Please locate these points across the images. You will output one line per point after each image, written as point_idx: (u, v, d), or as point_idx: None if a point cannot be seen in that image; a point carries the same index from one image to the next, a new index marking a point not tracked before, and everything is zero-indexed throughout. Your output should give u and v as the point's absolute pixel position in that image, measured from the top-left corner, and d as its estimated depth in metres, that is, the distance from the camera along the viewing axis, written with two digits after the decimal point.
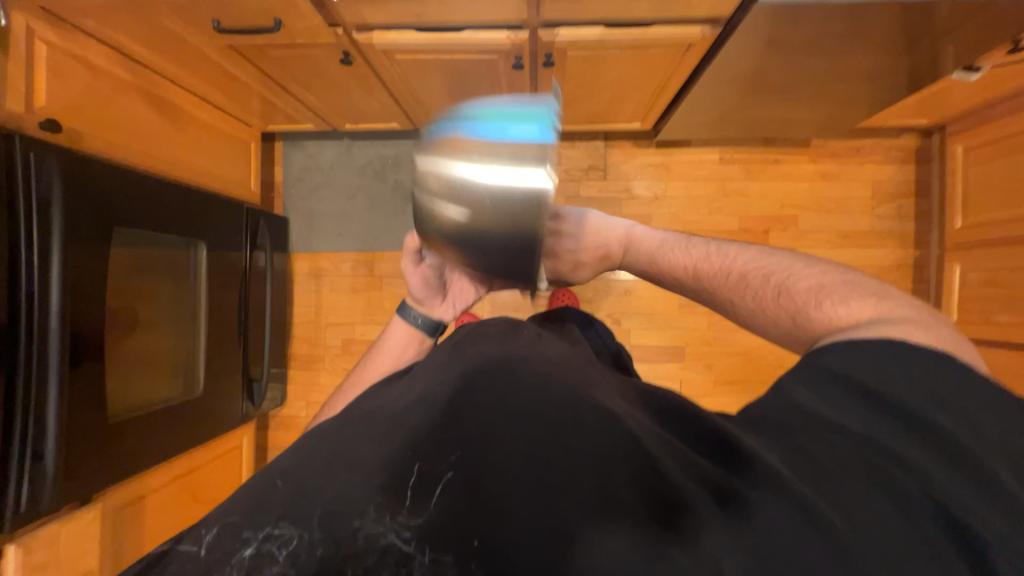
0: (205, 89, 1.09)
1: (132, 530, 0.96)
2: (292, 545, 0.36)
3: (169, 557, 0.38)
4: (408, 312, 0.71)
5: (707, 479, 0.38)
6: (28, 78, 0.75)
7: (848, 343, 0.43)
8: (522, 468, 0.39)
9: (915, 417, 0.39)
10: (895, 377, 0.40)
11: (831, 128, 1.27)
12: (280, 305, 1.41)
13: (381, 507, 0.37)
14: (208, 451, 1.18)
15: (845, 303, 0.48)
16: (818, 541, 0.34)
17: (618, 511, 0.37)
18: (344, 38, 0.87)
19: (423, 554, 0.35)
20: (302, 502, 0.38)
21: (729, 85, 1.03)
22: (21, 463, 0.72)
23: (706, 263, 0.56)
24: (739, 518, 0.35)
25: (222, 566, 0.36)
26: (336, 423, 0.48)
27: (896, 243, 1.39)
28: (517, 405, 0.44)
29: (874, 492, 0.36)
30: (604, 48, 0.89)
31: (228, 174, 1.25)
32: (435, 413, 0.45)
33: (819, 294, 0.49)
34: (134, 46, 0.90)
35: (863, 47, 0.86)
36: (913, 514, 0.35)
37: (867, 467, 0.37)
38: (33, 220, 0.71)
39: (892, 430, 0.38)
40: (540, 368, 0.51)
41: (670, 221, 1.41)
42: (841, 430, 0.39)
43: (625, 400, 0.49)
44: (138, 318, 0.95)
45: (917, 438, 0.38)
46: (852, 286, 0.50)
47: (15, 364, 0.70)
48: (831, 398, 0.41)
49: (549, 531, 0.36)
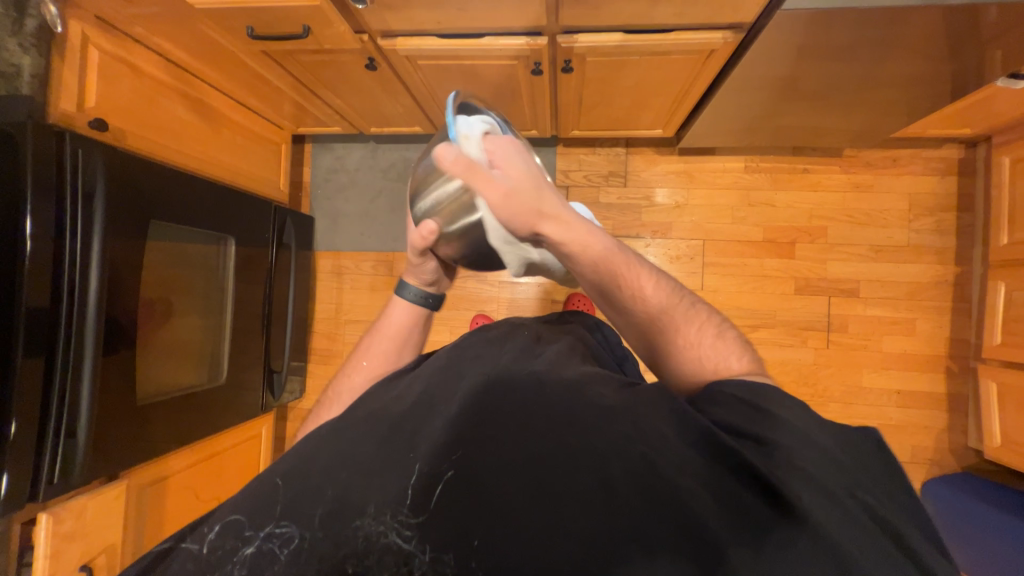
0: (241, 93, 1.14)
1: (154, 509, 1.00)
2: (293, 545, 0.40)
3: (176, 553, 0.43)
4: (402, 288, 0.70)
5: (699, 477, 0.39)
6: (81, 80, 0.81)
7: (737, 380, 0.46)
8: (516, 473, 0.41)
9: (812, 432, 0.41)
10: (792, 409, 0.43)
11: (865, 137, 1.22)
12: (302, 300, 1.46)
13: (379, 508, 0.41)
14: (229, 438, 1.23)
15: (736, 362, 0.50)
16: (804, 546, 0.34)
17: (605, 519, 0.38)
18: (369, 44, 0.90)
19: (423, 552, 0.39)
20: (302, 503, 0.42)
21: (755, 92, 1.00)
22: (56, 440, 0.77)
23: (651, 295, 0.52)
24: (732, 519, 0.36)
25: (224, 565, 0.40)
26: (338, 419, 0.50)
27: (934, 259, 1.32)
28: (514, 405, 0.46)
29: (815, 491, 0.37)
30: (624, 54, 0.89)
31: (259, 173, 1.31)
32: (436, 415, 0.48)
33: (720, 343, 0.52)
34: (176, 52, 0.95)
35: (898, 53, 0.83)
36: (848, 507, 0.36)
37: (802, 471, 0.38)
38: (78, 211, 0.77)
39: (807, 438, 0.40)
40: (536, 368, 0.51)
41: (691, 229, 1.38)
42: (801, 442, 0.40)
43: (615, 386, 0.49)
44: (173, 307, 1.01)
45: (825, 448, 0.40)
46: (740, 343, 0.53)
47: (55, 348, 0.76)
48: (755, 408, 0.43)
49: (548, 529, 0.38)
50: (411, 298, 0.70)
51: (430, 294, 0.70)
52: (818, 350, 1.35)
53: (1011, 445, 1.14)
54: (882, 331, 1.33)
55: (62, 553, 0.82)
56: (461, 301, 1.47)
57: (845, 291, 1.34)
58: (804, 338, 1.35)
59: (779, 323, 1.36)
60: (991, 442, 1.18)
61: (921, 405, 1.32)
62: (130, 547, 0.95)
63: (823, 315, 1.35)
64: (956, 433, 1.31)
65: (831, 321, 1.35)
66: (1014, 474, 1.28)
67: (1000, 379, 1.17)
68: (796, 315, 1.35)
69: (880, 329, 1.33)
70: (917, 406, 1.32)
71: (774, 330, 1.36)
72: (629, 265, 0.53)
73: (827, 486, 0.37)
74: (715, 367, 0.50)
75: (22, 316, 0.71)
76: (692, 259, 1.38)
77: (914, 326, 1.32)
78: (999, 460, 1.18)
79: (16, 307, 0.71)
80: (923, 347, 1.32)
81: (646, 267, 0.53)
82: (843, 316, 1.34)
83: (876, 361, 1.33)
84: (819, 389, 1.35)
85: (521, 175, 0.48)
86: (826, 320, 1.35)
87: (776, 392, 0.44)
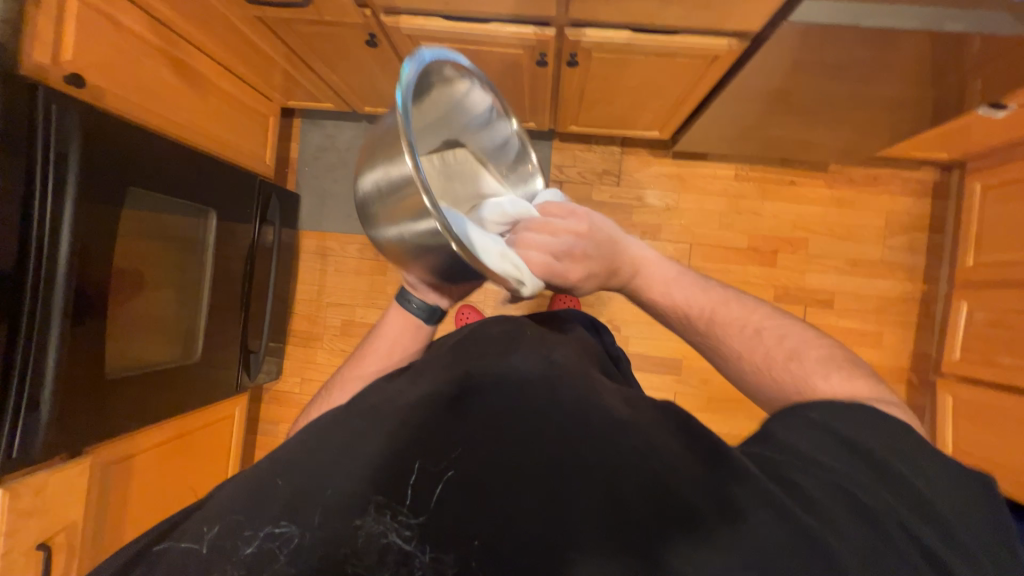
0: (230, 59, 1.09)
1: (118, 488, 0.97)
2: (292, 545, 0.38)
3: (174, 551, 0.41)
4: (405, 297, 0.68)
5: (715, 489, 0.40)
6: (57, 31, 0.76)
7: (821, 402, 0.46)
8: (526, 476, 0.41)
9: (889, 463, 0.41)
10: (881, 439, 0.43)
11: (850, 154, 1.26)
12: (283, 280, 1.42)
13: (380, 507, 0.39)
14: (200, 418, 1.19)
15: (833, 383, 0.49)
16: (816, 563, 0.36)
17: (614, 524, 0.38)
18: (371, 19, 0.87)
19: (423, 553, 0.38)
20: (302, 502, 0.40)
21: (754, 102, 1.02)
22: (15, 413, 0.73)
23: (734, 318, 0.57)
24: (745, 537, 0.37)
25: (222, 566, 0.38)
26: (334, 413, 0.48)
27: (904, 275, 1.38)
28: (523, 406, 0.45)
29: (867, 524, 0.38)
30: (630, 52, 0.89)
31: (244, 145, 1.26)
32: (433, 408, 0.45)
33: (822, 361, 0.51)
34: (164, 9, 0.90)
35: (890, 75, 0.86)
36: (902, 546, 0.37)
37: (859, 504, 0.39)
38: (48, 172, 0.72)
39: (874, 469, 0.41)
40: (545, 369, 0.50)
41: (679, 232, 1.41)
42: (827, 466, 0.41)
43: (623, 401, 0.49)
44: (146, 279, 0.96)
45: (893, 481, 0.41)
46: (850, 365, 0.51)
47: (17, 315, 0.71)
48: (833, 436, 0.43)
49: (554, 536, 0.38)
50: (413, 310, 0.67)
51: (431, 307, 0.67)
52: None
53: (960, 454, 1.21)
54: (851, 341, 1.39)
55: (19, 531, 0.78)
56: None
57: (820, 301, 1.40)
58: None
59: None
60: (943, 451, 1.26)
61: None
62: (92, 527, 0.91)
63: (798, 323, 1.40)
64: None
65: None
66: None
67: (955, 392, 1.24)
68: None
69: (850, 340, 1.39)
70: None
71: None
72: (717, 296, 0.59)
73: (883, 521, 0.38)
74: (811, 390, 0.50)
75: None
76: (677, 262, 1.41)
77: (881, 339, 1.39)
78: None
79: None
80: (887, 359, 1.39)
81: (723, 300, 0.59)
82: (816, 326, 1.40)
83: None
84: None
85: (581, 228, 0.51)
86: None
87: (832, 411, 0.45)
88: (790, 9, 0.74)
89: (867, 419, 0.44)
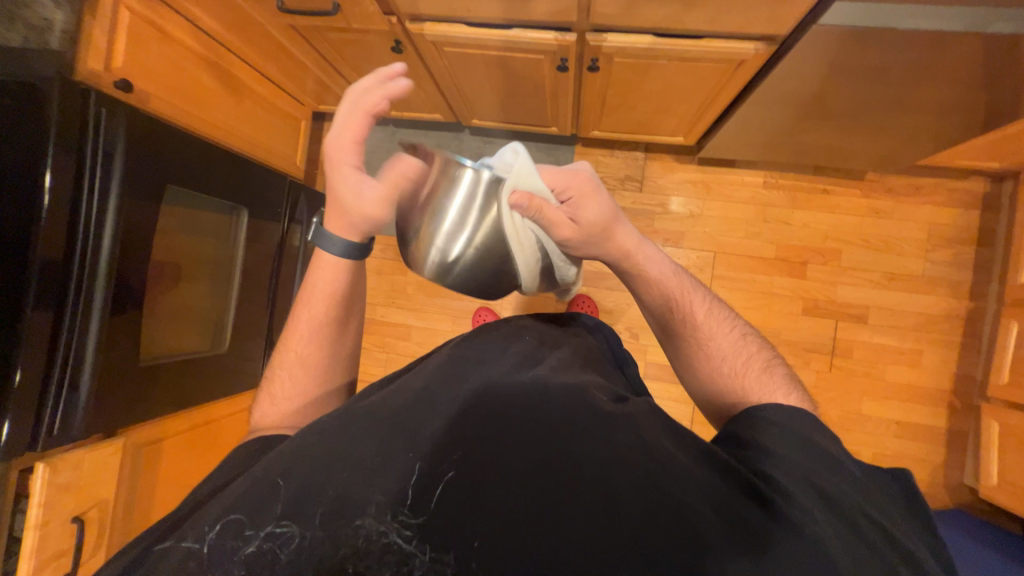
0: (266, 65, 1.14)
1: (146, 469, 1.02)
2: (291, 546, 0.39)
3: (171, 551, 0.41)
4: (325, 241, 0.61)
5: (708, 497, 0.40)
6: (110, 39, 0.81)
7: (777, 407, 0.49)
8: (523, 480, 0.41)
9: (839, 462, 0.44)
10: (824, 439, 0.46)
11: (890, 162, 1.20)
12: (309, 277, 1.47)
13: (380, 508, 0.41)
14: (227, 407, 1.24)
15: (783, 397, 0.52)
16: (798, 558, 0.37)
17: (614, 534, 0.38)
18: (396, 26, 0.90)
19: (422, 554, 0.38)
20: (302, 503, 0.41)
21: (783, 108, 0.99)
22: (58, 393, 0.79)
23: (703, 321, 0.59)
24: (734, 535, 0.38)
25: (219, 565, 0.39)
26: (338, 412, 0.51)
27: (947, 292, 1.30)
28: (516, 410, 0.46)
29: (835, 519, 0.39)
30: (652, 57, 0.88)
31: (277, 147, 1.32)
32: (433, 411, 0.48)
33: (767, 374, 0.55)
34: (206, 19, 0.95)
35: (935, 79, 0.81)
36: (870, 535, 0.39)
37: (823, 496, 0.41)
38: (96, 170, 0.77)
39: (831, 467, 0.44)
40: (539, 373, 0.52)
41: (703, 240, 1.37)
42: (799, 463, 0.43)
43: (611, 396, 0.50)
44: (181, 273, 1.02)
45: (846, 477, 0.43)
46: (799, 388, 0.55)
47: (63, 302, 0.77)
48: (791, 437, 0.45)
49: (552, 544, 0.38)
50: (340, 251, 0.61)
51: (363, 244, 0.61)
52: (820, 373, 1.34)
53: (1006, 486, 1.12)
54: (886, 359, 1.32)
55: (55, 504, 0.83)
56: (466, 292, 1.47)
57: (853, 316, 1.33)
58: (807, 359, 1.34)
59: (783, 342, 1.34)
60: (987, 482, 1.17)
61: (920, 438, 1.31)
62: (121, 504, 0.96)
63: (828, 338, 1.33)
64: (952, 469, 1.29)
65: (835, 344, 1.33)
66: (1006, 515, 1.27)
67: (1003, 419, 1.15)
68: (801, 336, 1.34)
69: (885, 358, 1.32)
70: (915, 438, 1.31)
71: (778, 349, 1.34)
72: (688, 295, 0.61)
73: (847, 512, 0.40)
74: (760, 399, 0.53)
75: (35, 267, 0.73)
76: (700, 270, 1.37)
77: (920, 358, 1.31)
78: (992, 499, 1.16)
79: (30, 258, 0.72)
80: (927, 380, 1.31)
81: (702, 299, 0.61)
82: (848, 341, 1.33)
83: (878, 390, 1.32)
84: (818, 413, 1.33)
85: (573, 181, 0.57)
86: (831, 343, 1.33)
87: (786, 411, 0.48)
88: (822, 11, 0.72)
89: (816, 428, 0.48)
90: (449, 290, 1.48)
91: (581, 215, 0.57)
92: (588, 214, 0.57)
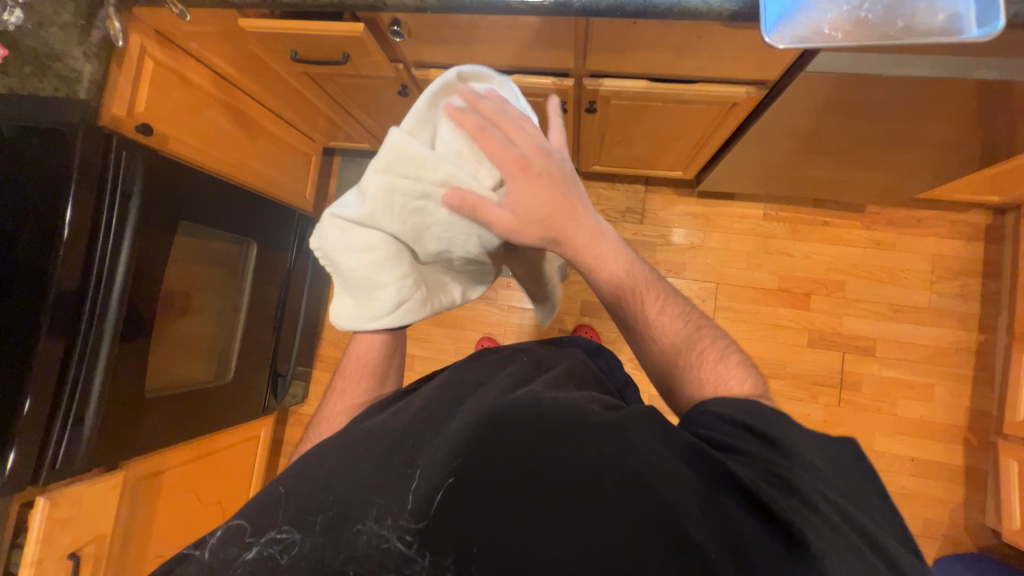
0: (279, 106, 1.20)
1: (145, 502, 1.01)
2: (293, 550, 0.43)
3: (179, 559, 0.46)
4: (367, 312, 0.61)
5: (693, 497, 0.41)
6: (134, 88, 0.87)
7: (729, 400, 0.47)
8: (516, 486, 0.44)
9: (800, 451, 0.44)
10: (796, 436, 0.45)
11: (889, 195, 1.21)
12: (315, 306, 1.49)
13: (380, 514, 0.44)
14: (229, 436, 1.24)
15: (736, 386, 0.50)
16: (764, 545, 0.39)
17: (597, 535, 0.41)
18: (403, 72, 0.95)
19: (422, 557, 0.42)
20: (303, 512, 0.45)
21: (780, 142, 1.01)
22: (65, 424, 0.80)
23: (652, 301, 0.54)
24: (707, 526, 0.40)
25: (225, 568, 0.44)
26: (337, 432, 0.52)
27: (956, 324, 1.28)
28: (511, 422, 0.46)
29: (804, 510, 0.40)
30: (647, 99, 0.91)
31: (288, 182, 1.36)
32: (433, 429, 0.50)
33: (721, 363, 0.52)
34: (225, 67, 1.01)
35: (928, 116, 0.83)
36: (848, 533, 0.39)
37: (792, 488, 0.41)
38: (114, 209, 0.81)
39: (789, 455, 0.44)
40: (534, 388, 0.51)
41: (704, 271, 1.38)
42: (763, 457, 0.43)
43: (604, 408, 0.49)
44: (192, 302, 1.05)
45: (808, 465, 0.43)
46: (753, 375, 0.53)
47: (76, 336, 0.79)
48: (756, 435, 0.44)
49: (539, 543, 0.42)
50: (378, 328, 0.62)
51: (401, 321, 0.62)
52: (829, 407, 1.31)
53: None
54: (896, 393, 1.29)
55: (54, 538, 0.83)
56: (469, 322, 1.48)
57: (860, 348, 1.31)
58: (815, 393, 1.31)
59: (789, 375, 1.32)
60: (1010, 525, 1.11)
61: (935, 475, 1.26)
62: (119, 538, 0.96)
63: (835, 370, 1.31)
64: (972, 510, 1.24)
65: (843, 377, 1.31)
66: None
67: (1022, 458, 1.10)
68: (807, 368, 1.32)
69: (896, 392, 1.29)
70: (931, 476, 1.26)
71: (784, 382, 1.32)
72: (647, 286, 0.55)
73: (817, 505, 0.40)
74: (716, 388, 0.51)
75: (50, 300, 0.75)
76: (703, 301, 1.37)
77: (932, 392, 1.28)
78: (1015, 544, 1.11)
79: (46, 291, 0.74)
80: (940, 415, 1.27)
81: (648, 282, 0.55)
82: (856, 374, 1.31)
83: (890, 425, 1.29)
84: None
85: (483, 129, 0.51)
86: (838, 376, 1.31)
87: (738, 405, 0.46)
88: (808, 59, 0.75)
89: (771, 416, 0.46)
90: (452, 319, 1.49)
91: (512, 196, 0.48)
92: (523, 203, 0.49)
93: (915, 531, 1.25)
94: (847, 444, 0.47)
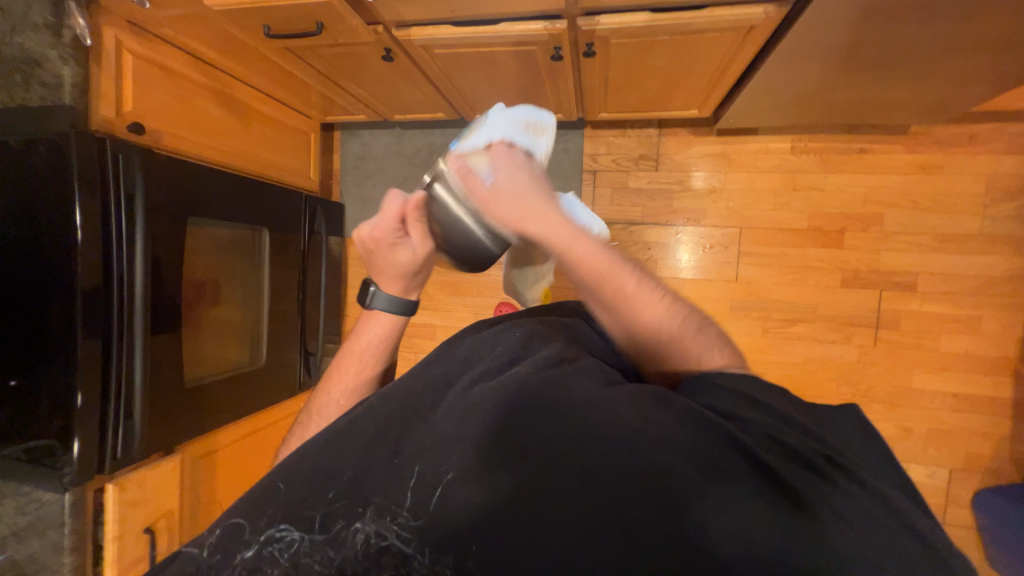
0: (267, 86, 1.16)
1: (207, 478, 1.12)
2: (292, 548, 0.45)
3: (179, 554, 0.48)
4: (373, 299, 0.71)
5: (688, 461, 0.42)
6: (117, 86, 0.86)
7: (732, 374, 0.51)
8: (504, 475, 0.44)
9: (791, 415, 0.48)
10: (776, 396, 0.50)
11: (938, 111, 1.07)
12: (335, 285, 1.51)
13: (378, 511, 0.45)
14: (272, 415, 1.32)
15: (717, 353, 0.56)
16: (772, 512, 0.40)
17: (592, 509, 0.42)
18: (383, 35, 0.88)
19: (422, 554, 0.43)
20: (297, 508, 0.46)
21: (808, 64, 0.89)
22: (116, 422, 0.87)
23: (635, 292, 0.55)
24: (710, 490, 0.41)
25: (225, 565, 0.46)
26: (327, 426, 0.52)
27: (1011, 250, 1.17)
28: (495, 403, 0.47)
29: (809, 474, 0.42)
30: (650, 35, 0.82)
31: (291, 164, 1.35)
32: (423, 415, 0.50)
33: (703, 341, 0.56)
34: (206, 51, 0.97)
35: (981, 16, 0.71)
36: (855, 492, 0.41)
37: (784, 446, 0.44)
38: (121, 211, 0.82)
39: (781, 418, 0.47)
40: (519, 369, 0.51)
41: (727, 216, 1.30)
42: (759, 421, 0.46)
43: (598, 380, 0.49)
44: (220, 294, 1.10)
45: (800, 427, 0.47)
46: (722, 335, 0.59)
47: (111, 335, 0.83)
48: (748, 407, 0.47)
49: (532, 524, 0.42)
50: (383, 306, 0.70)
51: (401, 300, 0.71)
52: (863, 348, 1.25)
53: None
54: (938, 328, 1.22)
55: (128, 517, 0.95)
56: (487, 288, 1.48)
57: (899, 285, 1.23)
58: (848, 334, 1.26)
59: (821, 318, 1.27)
60: None
61: (978, 410, 1.21)
62: (188, 510, 1.08)
63: (872, 310, 1.24)
64: (1018, 442, 1.19)
65: (880, 316, 1.24)
66: None
67: None
68: (840, 309, 1.26)
69: (938, 327, 1.22)
70: (973, 411, 1.21)
71: (815, 325, 1.27)
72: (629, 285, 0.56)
73: (820, 468, 0.43)
74: (702, 355, 0.56)
75: (79, 301, 0.78)
76: (726, 248, 1.30)
77: (980, 325, 1.20)
78: None
79: (75, 294, 0.77)
80: (988, 347, 1.20)
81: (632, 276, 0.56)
82: (895, 312, 1.23)
83: (930, 361, 1.23)
84: (864, 389, 1.26)
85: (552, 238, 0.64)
86: (875, 316, 1.24)
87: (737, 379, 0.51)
88: None
89: (756, 381, 0.51)
90: (469, 287, 1.49)
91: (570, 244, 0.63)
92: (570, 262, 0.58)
93: (954, 465, 1.23)
94: (830, 411, 0.52)
